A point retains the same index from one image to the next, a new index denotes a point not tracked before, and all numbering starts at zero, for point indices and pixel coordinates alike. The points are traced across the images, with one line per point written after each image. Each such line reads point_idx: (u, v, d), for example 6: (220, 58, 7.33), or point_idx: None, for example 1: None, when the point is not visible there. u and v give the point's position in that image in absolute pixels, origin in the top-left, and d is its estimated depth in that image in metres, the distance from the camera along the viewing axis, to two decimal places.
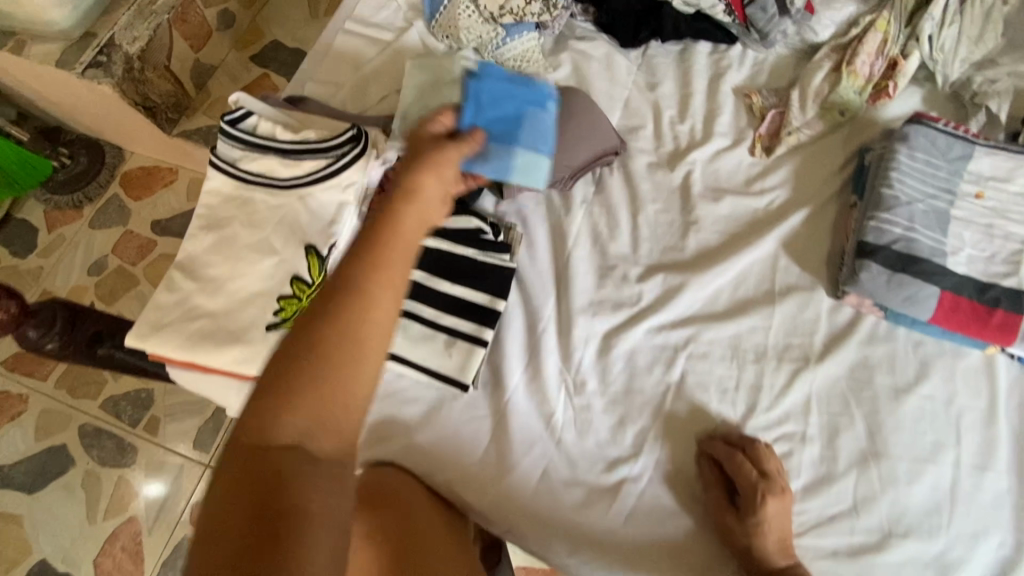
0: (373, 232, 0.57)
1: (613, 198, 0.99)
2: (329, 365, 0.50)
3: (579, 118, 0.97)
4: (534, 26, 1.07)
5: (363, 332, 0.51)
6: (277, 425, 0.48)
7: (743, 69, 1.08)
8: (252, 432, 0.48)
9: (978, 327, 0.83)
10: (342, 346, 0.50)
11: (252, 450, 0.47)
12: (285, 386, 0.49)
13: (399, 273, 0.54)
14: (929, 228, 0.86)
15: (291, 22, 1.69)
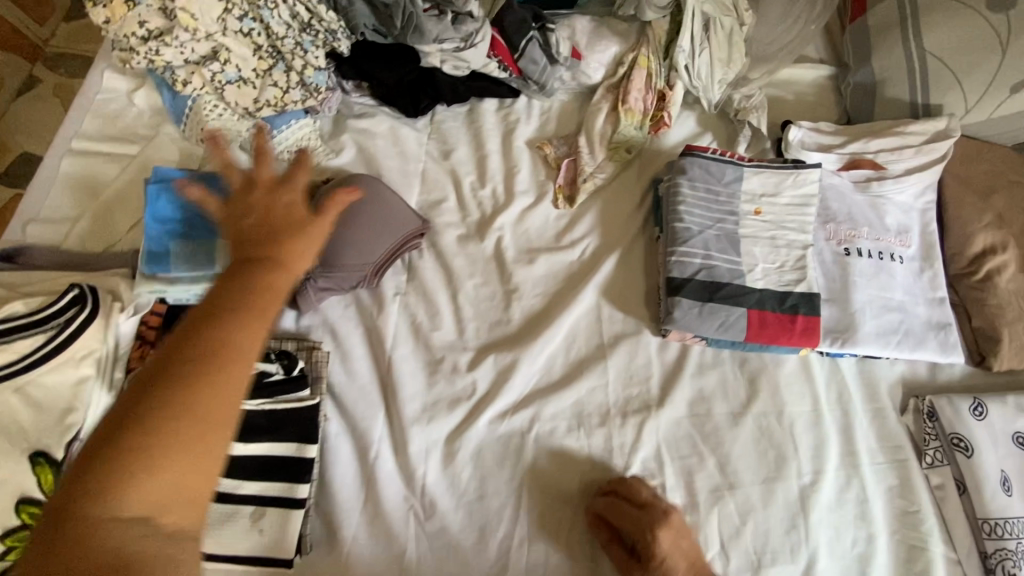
0: (203, 294, 0.51)
1: (426, 282, 0.92)
2: (176, 437, 0.44)
3: (369, 209, 0.90)
4: (302, 112, 0.97)
5: (203, 408, 0.46)
6: (111, 510, 0.42)
7: (532, 121, 1.07)
8: (89, 526, 0.41)
9: (787, 337, 0.86)
10: (173, 425, 0.44)
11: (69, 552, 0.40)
12: (131, 465, 0.43)
13: (238, 372, 0.48)
14: (724, 252, 0.90)
15: (35, 130, 1.28)
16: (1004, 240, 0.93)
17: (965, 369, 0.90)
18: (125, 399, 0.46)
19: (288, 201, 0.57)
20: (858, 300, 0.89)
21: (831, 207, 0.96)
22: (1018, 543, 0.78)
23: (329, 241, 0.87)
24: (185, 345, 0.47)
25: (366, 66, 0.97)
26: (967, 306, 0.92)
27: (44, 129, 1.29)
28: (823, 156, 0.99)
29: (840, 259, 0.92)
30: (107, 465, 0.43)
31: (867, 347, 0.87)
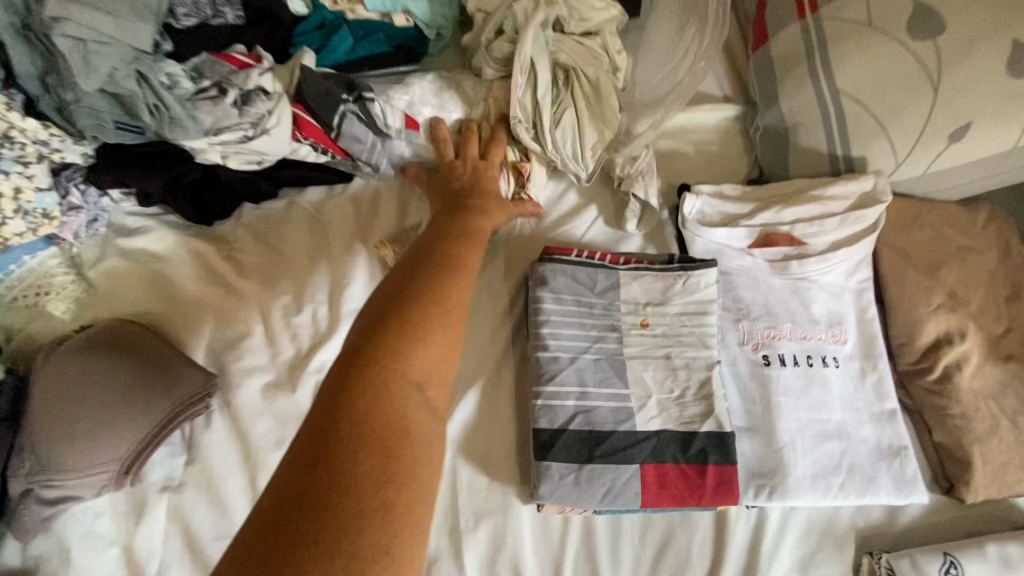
0: (438, 250, 0.60)
1: (213, 465, 0.67)
2: (393, 340, 0.47)
3: (125, 376, 0.66)
4: (46, 241, 0.74)
5: (422, 347, 0.48)
6: (403, 370, 0.46)
7: (367, 211, 0.84)
8: (368, 491, 0.39)
9: (697, 497, 0.64)
10: (405, 344, 0.48)
11: (389, 444, 0.42)
12: (410, 337, 0.48)
13: (458, 308, 0.53)
14: (605, 384, 0.68)
15: None
16: (962, 326, 0.72)
17: (931, 502, 0.69)
18: (383, 301, 0.52)
19: (483, 202, 0.74)
20: (784, 431, 0.68)
21: (742, 298, 0.75)
22: None
23: (61, 435, 0.63)
24: (388, 316, 0.50)
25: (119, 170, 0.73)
26: (925, 416, 0.72)
27: None
28: (727, 232, 0.77)
29: (759, 372, 0.71)
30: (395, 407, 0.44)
31: (802, 496, 0.66)
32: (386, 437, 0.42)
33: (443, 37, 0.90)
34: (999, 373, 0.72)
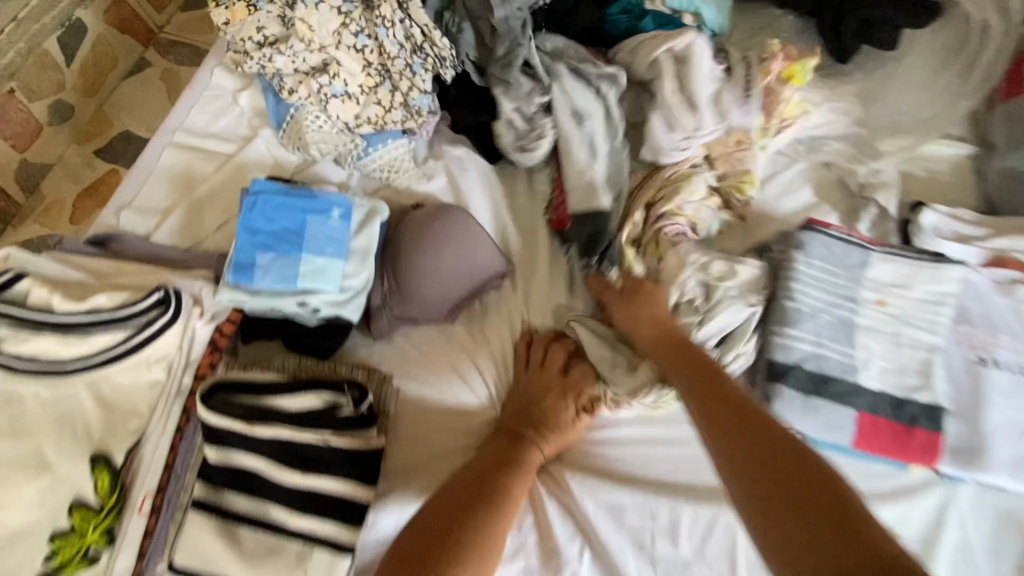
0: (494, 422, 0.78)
1: (501, 324, 0.86)
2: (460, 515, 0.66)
3: (455, 242, 0.85)
4: (400, 133, 0.93)
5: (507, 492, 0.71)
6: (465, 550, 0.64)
7: None
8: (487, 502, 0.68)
9: (900, 450, 0.76)
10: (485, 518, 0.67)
11: (829, 520, 0.52)
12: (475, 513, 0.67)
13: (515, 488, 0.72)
14: (837, 342, 0.80)
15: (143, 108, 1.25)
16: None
17: None
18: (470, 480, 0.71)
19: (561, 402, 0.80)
20: (990, 419, 0.77)
21: (967, 307, 0.83)
22: None
23: (413, 272, 0.83)
24: (731, 412, 0.65)
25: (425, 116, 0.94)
26: None
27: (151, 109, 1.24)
28: (962, 249, 0.87)
29: (974, 368, 0.80)
30: (824, 492, 0.55)
31: (997, 475, 0.75)
32: (847, 527, 0.52)
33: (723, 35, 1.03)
34: None
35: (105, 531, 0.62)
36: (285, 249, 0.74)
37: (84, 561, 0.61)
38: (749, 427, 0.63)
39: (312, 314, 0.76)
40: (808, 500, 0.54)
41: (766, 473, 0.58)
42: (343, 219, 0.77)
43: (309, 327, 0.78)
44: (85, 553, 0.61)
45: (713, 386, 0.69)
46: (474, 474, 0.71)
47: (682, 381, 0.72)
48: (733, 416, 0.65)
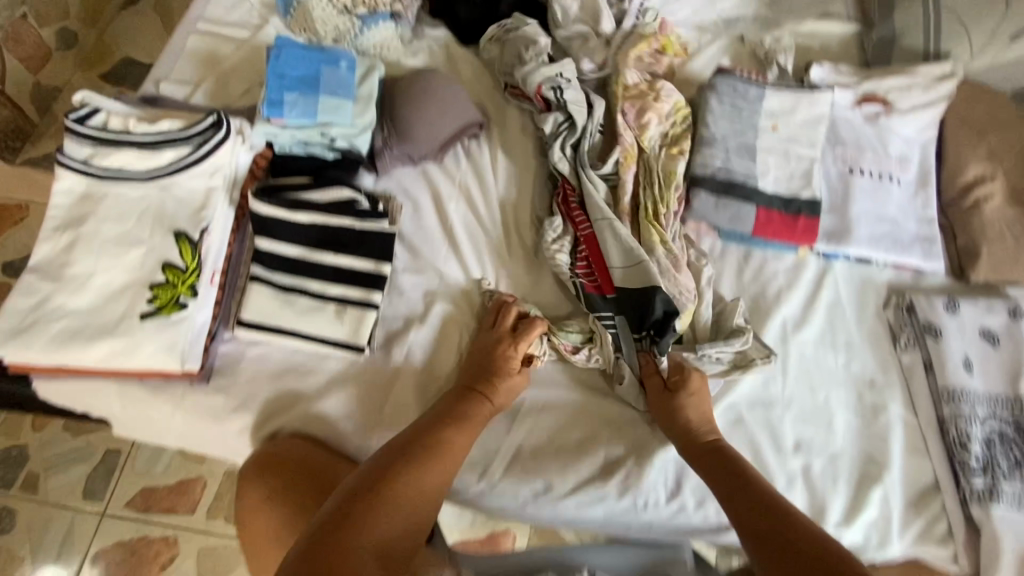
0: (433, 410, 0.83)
1: (481, 162, 1.06)
2: (376, 482, 0.72)
3: (439, 93, 1.04)
4: (389, 16, 1.12)
5: (429, 468, 0.76)
6: (367, 533, 0.66)
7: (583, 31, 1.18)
8: (437, 437, 0.79)
9: (788, 233, 1.00)
10: (402, 485, 0.73)
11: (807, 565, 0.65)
12: (381, 481, 0.72)
13: (439, 462, 0.77)
14: (742, 159, 1.02)
15: (145, 41, 1.63)
16: (996, 173, 1.04)
17: (946, 279, 1.02)
18: (382, 464, 0.75)
19: (509, 352, 0.88)
20: (855, 210, 1.02)
21: (841, 134, 1.08)
22: (972, 408, 0.88)
23: (406, 117, 1.02)
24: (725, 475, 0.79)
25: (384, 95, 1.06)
26: (955, 224, 1.04)
27: (151, 40, 1.64)
28: (842, 92, 1.10)
29: (844, 176, 1.05)
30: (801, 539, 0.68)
31: (857, 247, 1.00)
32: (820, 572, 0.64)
33: None
34: (1017, 209, 1.03)
35: (191, 286, 0.81)
36: (306, 90, 0.93)
37: (177, 306, 0.80)
38: (745, 481, 0.77)
39: (330, 145, 0.96)
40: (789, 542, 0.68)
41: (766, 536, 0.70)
42: (350, 69, 0.97)
43: (328, 160, 0.97)
44: (178, 300, 0.80)
45: (726, 463, 0.80)
46: (426, 432, 0.80)
47: (693, 420, 0.85)
48: (733, 484, 0.77)
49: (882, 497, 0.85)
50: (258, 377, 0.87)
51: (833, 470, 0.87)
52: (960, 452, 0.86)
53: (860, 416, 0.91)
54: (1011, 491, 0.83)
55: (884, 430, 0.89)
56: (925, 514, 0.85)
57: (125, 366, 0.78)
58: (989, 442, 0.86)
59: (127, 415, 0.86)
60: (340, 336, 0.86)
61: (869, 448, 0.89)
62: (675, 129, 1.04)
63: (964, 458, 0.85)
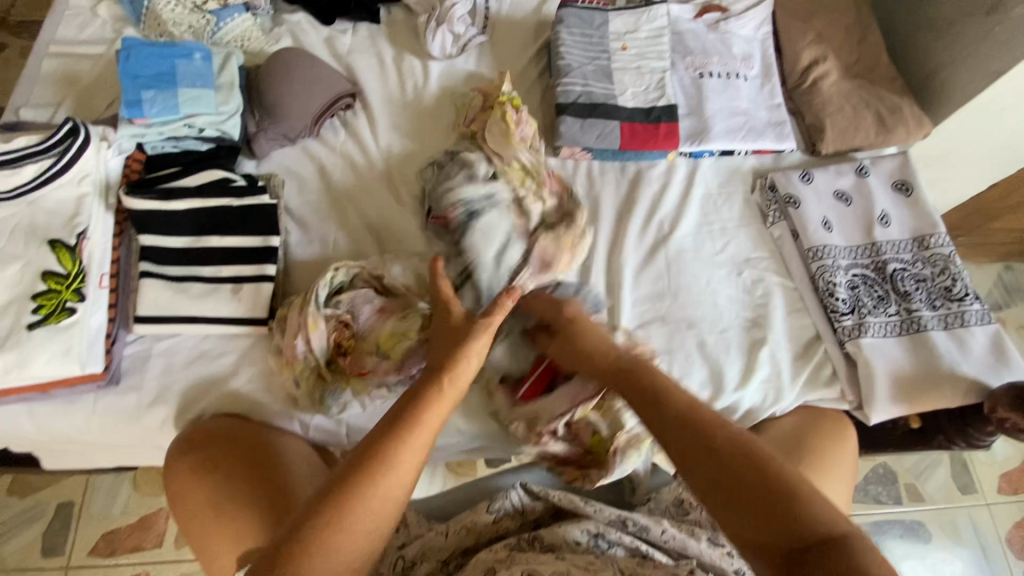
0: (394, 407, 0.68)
1: (360, 131, 1.10)
2: (334, 503, 0.60)
3: (303, 71, 1.08)
4: (243, 8, 1.16)
5: (389, 467, 0.63)
6: (328, 541, 0.58)
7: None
8: (434, 399, 0.69)
9: (653, 140, 1.07)
10: (360, 489, 0.61)
11: (765, 509, 0.57)
12: (345, 497, 0.61)
13: (410, 443, 0.65)
14: (600, 81, 1.10)
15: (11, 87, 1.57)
16: (824, 51, 1.14)
17: (801, 156, 1.12)
18: (341, 470, 0.63)
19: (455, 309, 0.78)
20: (709, 109, 1.11)
21: (688, 43, 1.17)
22: (834, 260, 0.97)
23: (274, 99, 1.05)
24: (640, 402, 0.70)
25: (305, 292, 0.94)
26: (800, 107, 1.14)
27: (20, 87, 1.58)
28: (680, 7, 1.19)
29: (696, 81, 1.13)
30: (761, 472, 0.59)
31: (717, 142, 1.09)
32: (734, 484, 0.59)
33: None
34: (849, 83, 1.14)
35: (77, 290, 0.83)
36: (164, 86, 0.95)
37: (65, 312, 0.82)
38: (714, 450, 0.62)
39: (200, 136, 0.98)
40: (740, 480, 0.59)
41: (710, 473, 0.61)
42: (205, 59, 0.99)
43: (202, 151, 0.99)
44: (64, 306, 0.82)
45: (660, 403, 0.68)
46: (421, 390, 0.70)
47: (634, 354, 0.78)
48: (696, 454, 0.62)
49: (771, 355, 0.93)
50: (166, 370, 0.87)
51: (725, 342, 0.94)
52: (830, 299, 0.94)
53: (742, 290, 0.99)
54: (876, 322, 0.91)
55: (763, 298, 0.98)
56: (810, 362, 0.93)
57: (23, 379, 0.79)
58: (854, 286, 0.95)
59: (41, 432, 0.86)
60: (239, 313, 0.88)
61: (755, 314, 0.97)
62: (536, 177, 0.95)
63: (833, 303, 0.93)
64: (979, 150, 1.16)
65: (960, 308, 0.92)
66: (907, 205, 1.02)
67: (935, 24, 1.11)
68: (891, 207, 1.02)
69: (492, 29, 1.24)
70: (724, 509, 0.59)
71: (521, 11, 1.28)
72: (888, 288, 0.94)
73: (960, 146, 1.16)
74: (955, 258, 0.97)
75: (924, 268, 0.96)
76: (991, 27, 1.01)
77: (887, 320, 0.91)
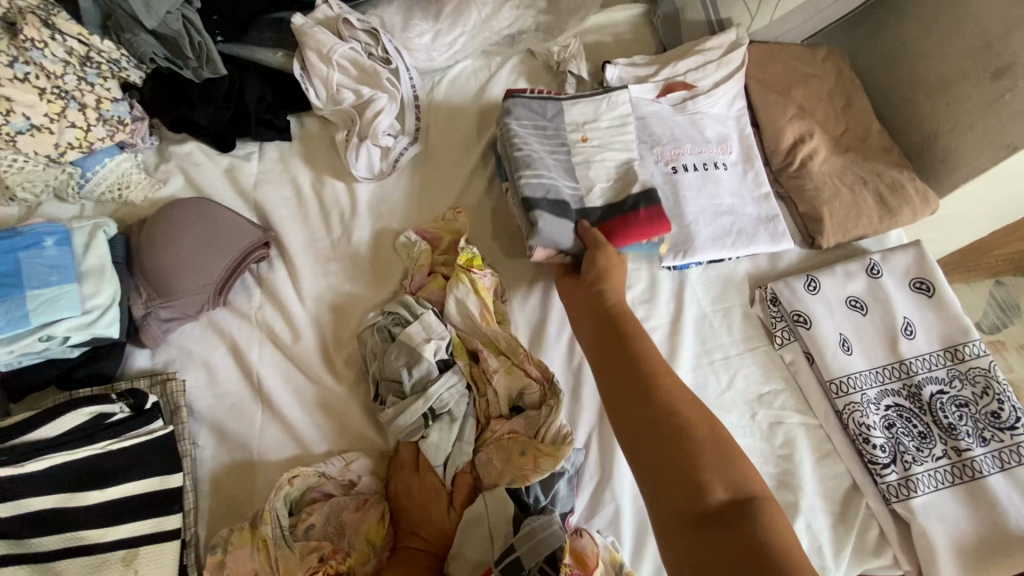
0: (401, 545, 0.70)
1: (278, 288, 0.90)
2: None
3: (199, 228, 0.88)
4: (117, 148, 0.94)
5: None
6: None
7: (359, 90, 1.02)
8: (427, 537, 0.71)
9: (636, 232, 0.87)
10: None
11: (687, 475, 0.62)
12: None
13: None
14: (564, 177, 0.91)
15: None
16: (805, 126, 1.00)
17: (799, 253, 0.97)
18: None
19: (428, 479, 0.73)
20: (689, 212, 0.95)
21: (654, 131, 1.01)
22: (863, 394, 0.83)
23: (162, 272, 0.84)
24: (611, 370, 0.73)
25: (243, 516, 0.75)
26: (790, 194, 0.99)
27: None
28: (639, 87, 1.03)
29: (670, 177, 0.97)
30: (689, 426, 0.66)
31: (705, 253, 0.93)
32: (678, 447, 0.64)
33: None
34: (841, 159, 1.00)
35: None
36: (6, 293, 0.73)
37: None
38: (658, 408, 0.67)
39: (65, 345, 0.77)
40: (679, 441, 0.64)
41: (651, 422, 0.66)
42: (60, 244, 0.78)
43: (73, 359, 0.79)
44: None
45: (609, 350, 0.74)
46: (417, 529, 0.71)
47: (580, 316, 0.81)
48: (636, 394, 0.69)
49: (810, 524, 0.77)
50: None
51: None
52: (866, 447, 0.80)
53: (761, 437, 0.83)
54: (924, 475, 0.77)
55: (786, 446, 0.82)
56: (853, 527, 0.78)
57: None
58: (889, 425, 0.81)
59: None
60: None
61: (781, 468, 0.81)
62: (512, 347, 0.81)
63: (871, 452, 0.79)
64: (977, 215, 1.06)
65: (1013, 440, 0.79)
66: (930, 309, 0.89)
67: (928, 84, 0.98)
68: (913, 313, 0.89)
69: (425, 131, 1.07)
70: (652, 459, 0.65)
71: (456, 103, 1.10)
72: (928, 422, 0.81)
73: (962, 213, 1.04)
74: (996, 369, 0.84)
75: (965, 387, 0.83)
76: (1000, 95, 0.89)
77: (936, 467, 0.78)
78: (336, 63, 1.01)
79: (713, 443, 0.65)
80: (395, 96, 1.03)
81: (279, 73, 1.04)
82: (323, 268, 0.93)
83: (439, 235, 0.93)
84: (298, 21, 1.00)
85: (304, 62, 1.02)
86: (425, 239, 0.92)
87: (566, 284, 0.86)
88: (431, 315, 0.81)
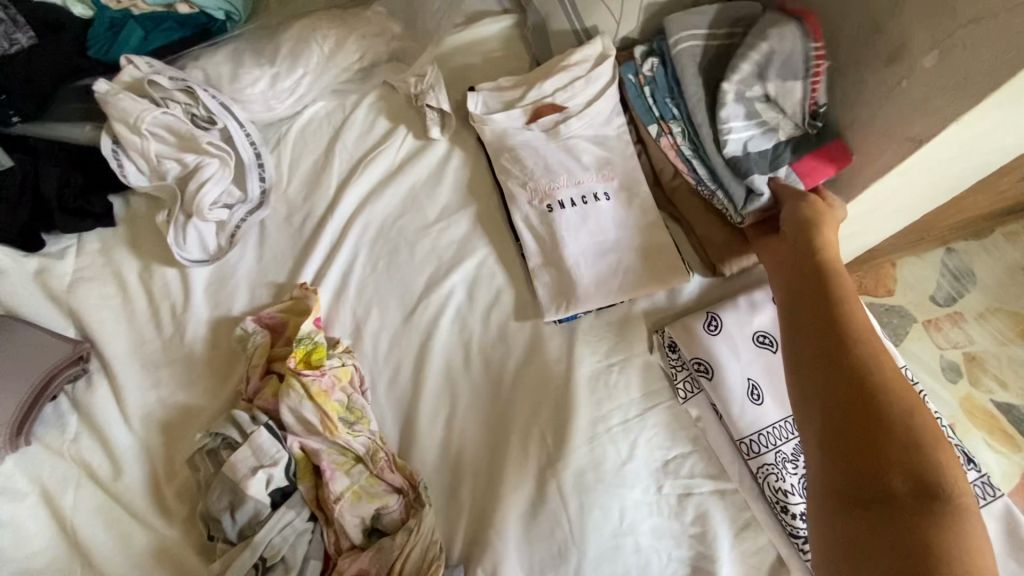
0: None
1: (99, 411, 0.77)
2: None
3: None
4: None
5: None
6: None
7: (182, 158, 0.87)
8: None
9: (831, 163, 0.81)
10: None
11: (865, 471, 0.56)
12: None
13: None
14: (781, 75, 0.81)
15: None
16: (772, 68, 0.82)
17: (699, 284, 0.86)
18: None
19: None
20: (570, 255, 0.84)
21: (526, 165, 0.89)
22: (779, 452, 0.74)
23: None
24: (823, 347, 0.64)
25: None
26: (683, 218, 0.88)
27: None
28: (506, 116, 0.92)
29: (545, 218, 0.86)
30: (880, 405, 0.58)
31: (592, 301, 0.81)
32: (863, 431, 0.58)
33: (238, 19, 1.01)
34: None
35: None
36: None
37: None
38: (842, 425, 0.59)
39: None
40: (874, 458, 0.56)
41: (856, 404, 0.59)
42: None
43: None
44: None
45: (805, 305, 0.69)
46: None
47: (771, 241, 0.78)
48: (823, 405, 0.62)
49: None
50: None
51: None
52: (785, 516, 0.72)
53: (668, 516, 0.72)
54: None
55: (696, 523, 0.72)
56: None
57: None
58: None
59: None
60: None
61: (691, 551, 0.71)
62: (366, 457, 0.69)
63: (791, 522, 0.71)
64: (896, 208, 0.96)
65: None
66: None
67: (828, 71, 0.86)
68: None
69: (272, 193, 0.93)
70: (830, 439, 0.59)
71: (307, 155, 0.96)
72: None
73: (883, 206, 0.93)
74: None
75: None
76: (897, 82, 0.77)
77: None
78: (148, 132, 0.86)
79: (915, 422, 0.57)
80: (227, 160, 0.88)
81: (88, 150, 0.89)
82: (153, 379, 0.80)
83: (285, 318, 0.80)
84: (100, 88, 0.85)
85: (113, 134, 0.87)
86: (268, 327, 0.79)
87: (764, 243, 0.79)
88: (262, 433, 0.68)
